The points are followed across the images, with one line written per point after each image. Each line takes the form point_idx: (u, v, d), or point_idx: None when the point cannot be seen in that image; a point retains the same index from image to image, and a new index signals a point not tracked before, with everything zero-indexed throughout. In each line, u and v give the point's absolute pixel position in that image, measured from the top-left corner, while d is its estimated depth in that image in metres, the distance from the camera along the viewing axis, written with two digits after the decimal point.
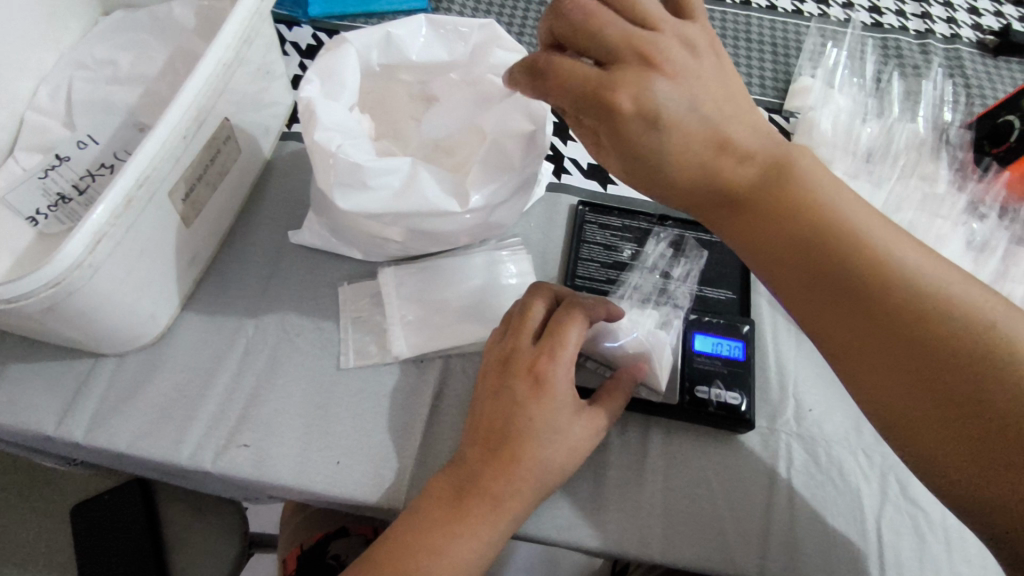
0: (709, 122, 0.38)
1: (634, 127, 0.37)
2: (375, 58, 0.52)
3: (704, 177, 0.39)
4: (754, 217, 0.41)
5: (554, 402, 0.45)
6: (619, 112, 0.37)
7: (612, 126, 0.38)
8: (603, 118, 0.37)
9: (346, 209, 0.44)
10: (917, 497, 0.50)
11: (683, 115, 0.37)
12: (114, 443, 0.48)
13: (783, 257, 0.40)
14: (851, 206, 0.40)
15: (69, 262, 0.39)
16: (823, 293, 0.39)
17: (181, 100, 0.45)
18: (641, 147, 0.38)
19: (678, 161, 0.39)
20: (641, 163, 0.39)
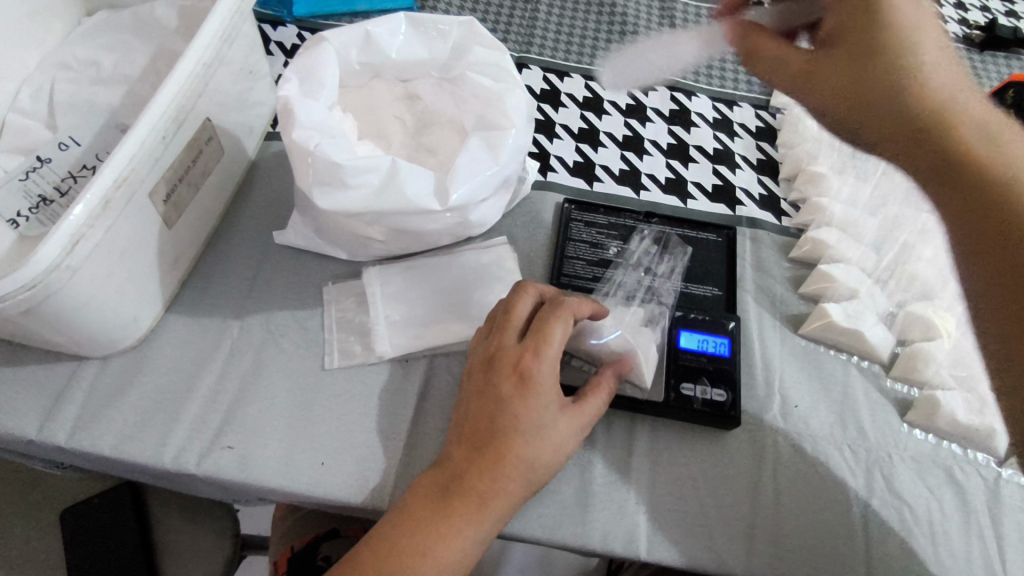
0: (900, 38, 0.39)
1: (880, 48, 0.40)
2: (354, 56, 0.53)
3: (918, 109, 0.38)
4: (951, 157, 0.37)
5: (540, 399, 0.45)
6: (899, 41, 0.39)
7: (857, 52, 0.41)
8: (855, 44, 0.41)
9: (324, 208, 0.44)
10: (902, 491, 0.50)
11: (887, 24, 0.40)
12: (97, 446, 0.48)
13: (962, 205, 0.36)
14: (985, 115, 0.37)
15: (47, 264, 0.39)
16: (985, 233, 0.35)
17: (160, 101, 0.46)
18: (887, 72, 0.39)
19: (922, 89, 0.38)
20: (856, 89, 0.41)
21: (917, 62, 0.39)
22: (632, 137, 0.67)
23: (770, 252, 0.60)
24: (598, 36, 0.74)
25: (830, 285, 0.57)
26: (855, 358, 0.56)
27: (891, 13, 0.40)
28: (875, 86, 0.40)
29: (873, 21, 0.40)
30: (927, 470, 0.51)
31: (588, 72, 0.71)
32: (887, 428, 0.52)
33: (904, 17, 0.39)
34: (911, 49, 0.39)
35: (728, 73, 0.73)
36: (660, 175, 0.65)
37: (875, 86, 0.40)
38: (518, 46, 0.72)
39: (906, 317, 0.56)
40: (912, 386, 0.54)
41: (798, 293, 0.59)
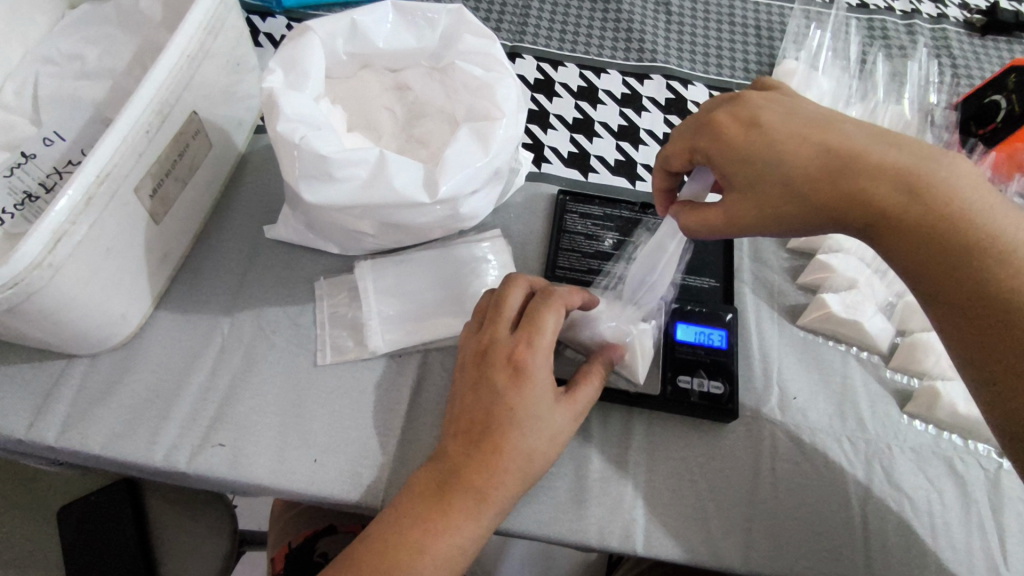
0: (796, 148, 0.42)
1: (770, 175, 0.43)
2: (341, 47, 0.52)
3: (827, 201, 0.42)
4: (879, 230, 0.42)
5: (535, 390, 0.45)
6: (786, 161, 0.42)
7: (757, 182, 0.43)
8: (750, 178, 0.44)
9: (311, 201, 0.44)
10: (902, 483, 0.49)
11: (770, 142, 0.43)
12: (86, 446, 0.47)
13: (909, 264, 0.41)
14: (910, 164, 0.41)
15: (28, 261, 0.39)
16: (937, 288, 0.40)
17: (143, 94, 0.45)
18: (789, 192, 0.43)
19: (823, 188, 0.42)
20: (770, 211, 0.44)
21: (806, 171, 0.42)
22: (627, 127, 0.66)
23: (767, 242, 0.60)
24: (592, 24, 0.73)
25: (829, 275, 0.56)
26: (854, 349, 0.55)
27: (752, 148, 0.43)
28: (783, 207, 0.43)
29: (748, 163, 0.44)
30: (927, 461, 0.50)
31: (582, 61, 0.70)
32: (886, 419, 0.52)
33: (767, 151, 0.43)
34: (792, 167, 0.42)
35: (724, 61, 0.71)
36: None
37: (784, 205, 0.43)
38: (511, 36, 0.71)
39: (905, 308, 0.56)
40: (912, 376, 0.54)
41: (796, 284, 0.58)
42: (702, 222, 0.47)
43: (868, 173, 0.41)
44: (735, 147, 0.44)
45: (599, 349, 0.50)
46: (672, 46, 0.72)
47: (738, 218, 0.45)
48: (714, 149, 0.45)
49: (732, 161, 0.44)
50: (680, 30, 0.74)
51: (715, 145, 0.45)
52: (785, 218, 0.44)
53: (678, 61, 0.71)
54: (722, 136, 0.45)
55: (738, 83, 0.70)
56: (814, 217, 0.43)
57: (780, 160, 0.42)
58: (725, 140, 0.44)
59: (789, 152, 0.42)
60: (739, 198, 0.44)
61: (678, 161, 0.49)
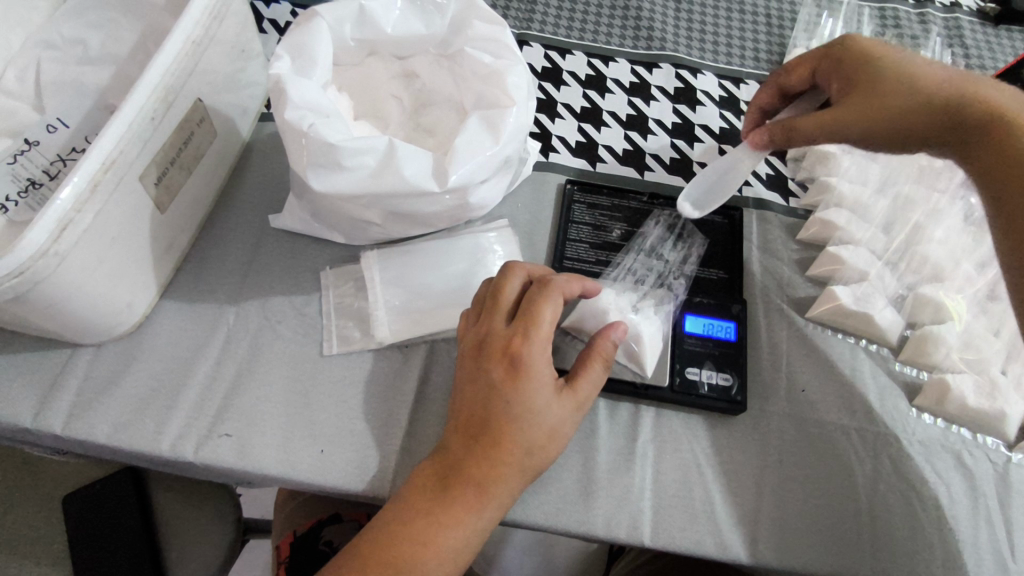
0: (923, 63, 0.46)
1: (894, 72, 0.46)
2: (348, 32, 0.51)
3: (934, 99, 0.44)
4: (973, 134, 0.42)
5: (534, 382, 0.44)
6: (913, 67, 0.46)
7: (876, 77, 0.47)
8: (875, 72, 0.47)
9: (319, 189, 0.43)
10: (912, 477, 0.49)
11: (899, 57, 0.47)
12: (92, 435, 0.47)
13: (993, 173, 0.40)
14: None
15: (33, 249, 0.38)
16: (1014, 193, 0.39)
17: (147, 80, 0.44)
18: (904, 86, 0.45)
19: (935, 85, 0.44)
20: (874, 102, 0.46)
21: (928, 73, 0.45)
22: (635, 117, 0.65)
23: (777, 234, 0.59)
24: (601, 12, 0.72)
25: (839, 267, 0.56)
26: (863, 341, 0.55)
27: (883, 57, 0.47)
28: (891, 99, 0.45)
29: (874, 60, 0.47)
30: (934, 454, 0.50)
31: (590, 49, 0.69)
32: (895, 412, 0.52)
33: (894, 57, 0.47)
34: (915, 70, 0.46)
35: (734, 50, 0.70)
36: (665, 156, 0.63)
37: (893, 96, 0.45)
38: (518, 23, 0.70)
39: (916, 300, 0.55)
40: (921, 369, 0.53)
41: (806, 276, 0.57)
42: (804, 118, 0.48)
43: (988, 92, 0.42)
44: (867, 51, 0.48)
45: (600, 331, 0.49)
46: (681, 35, 0.71)
47: (840, 109, 0.47)
48: (849, 48, 0.49)
49: (855, 65, 0.48)
50: (689, 18, 0.73)
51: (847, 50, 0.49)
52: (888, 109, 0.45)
53: (687, 50, 0.70)
54: (853, 45, 0.49)
55: (747, 72, 0.69)
56: (922, 121, 0.44)
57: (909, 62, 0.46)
58: (858, 45, 0.49)
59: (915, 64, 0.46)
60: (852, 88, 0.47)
61: (800, 76, 0.53)
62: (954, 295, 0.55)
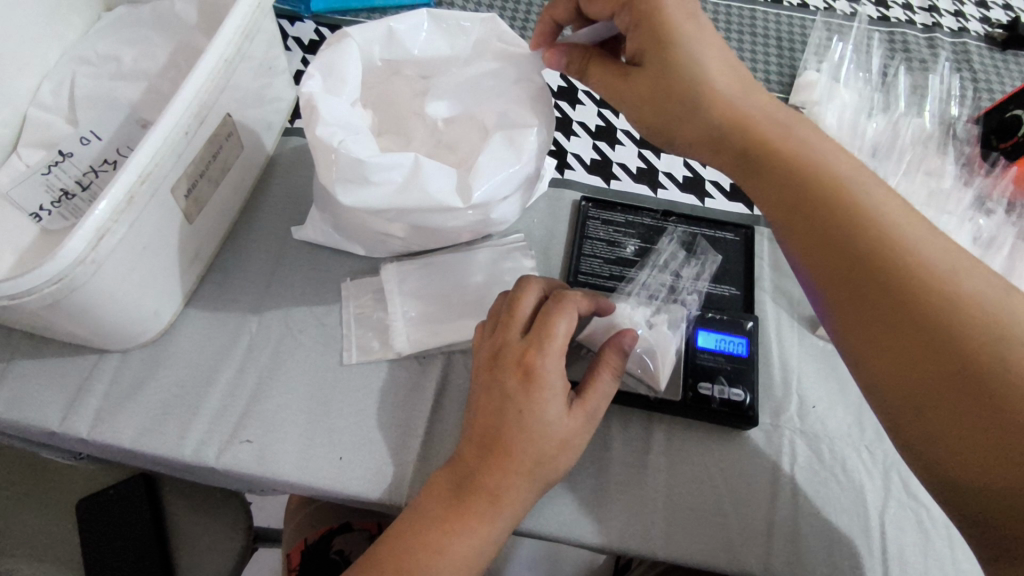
0: (781, 133, 0.45)
1: (693, 73, 0.46)
2: (376, 53, 0.53)
3: (790, 175, 0.43)
4: (755, 168, 0.45)
5: (547, 394, 0.45)
6: (756, 129, 0.45)
7: (661, 68, 0.46)
8: (660, 56, 0.46)
9: (347, 204, 0.44)
10: (922, 494, 0.50)
11: (752, 118, 0.45)
12: (117, 439, 0.48)
13: (828, 264, 0.41)
14: (803, 171, 0.43)
15: (72, 257, 0.40)
16: (817, 228, 0.42)
17: (182, 97, 0.46)
18: (696, 102, 0.46)
19: (715, 115, 0.46)
20: (666, 109, 0.47)
21: (713, 88, 0.46)
22: None
23: None
24: None
25: None
26: None
27: (742, 116, 0.45)
28: (683, 100, 0.46)
29: (669, 65, 0.46)
30: None
31: None
32: None
33: (693, 58, 0.45)
34: (762, 139, 0.45)
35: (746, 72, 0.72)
36: (678, 174, 0.64)
37: (678, 105, 0.47)
38: None
39: None
40: None
41: None
42: (605, 77, 0.50)
43: (785, 135, 0.45)
44: (668, 27, 0.45)
45: (609, 340, 0.50)
46: None
47: (634, 92, 0.48)
48: (648, 16, 0.46)
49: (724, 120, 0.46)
50: None
51: (649, 17, 0.46)
52: (670, 109, 0.47)
53: None
54: (712, 92, 0.46)
55: None
56: (763, 174, 0.45)
57: (699, 72, 0.45)
58: (707, 96, 0.46)
59: (715, 79, 0.46)
60: (649, 74, 0.47)
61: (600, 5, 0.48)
62: None
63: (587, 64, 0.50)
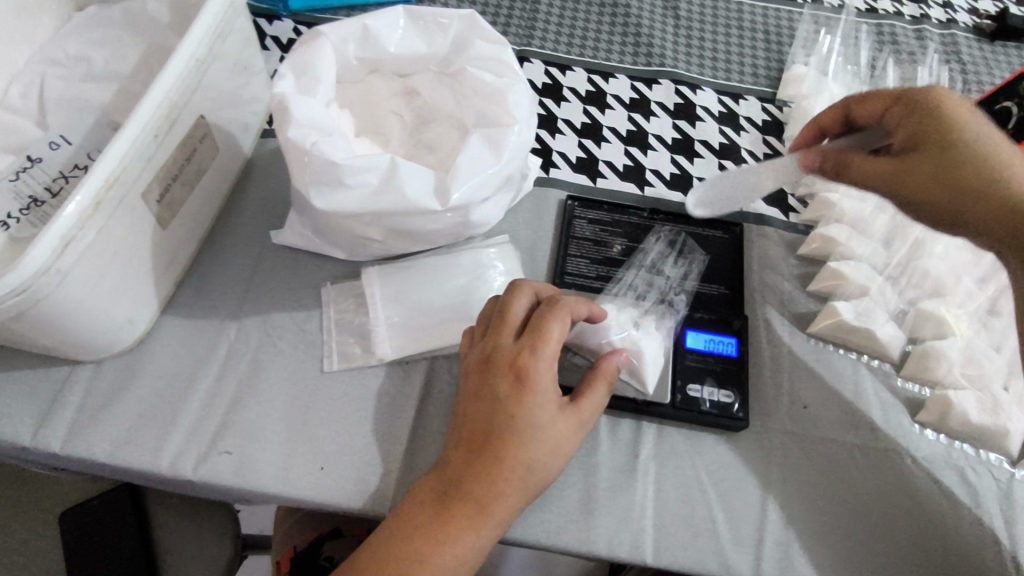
0: (1006, 165, 0.43)
1: (980, 150, 0.43)
2: (352, 52, 0.52)
3: (991, 204, 0.42)
4: (955, 187, 0.43)
5: (539, 398, 0.44)
6: (979, 151, 0.43)
7: (937, 148, 0.44)
8: (939, 135, 0.45)
9: (321, 208, 0.43)
10: (915, 495, 0.49)
11: (991, 151, 0.43)
12: (90, 453, 0.47)
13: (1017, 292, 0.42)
14: (992, 200, 0.42)
15: (35, 268, 0.38)
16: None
17: (150, 99, 0.44)
18: (985, 178, 0.43)
19: (1001, 189, 0.42)
20: (945, 162, 0.44)
21: (997, 166, 0.43)
22: (635, 132, 0.65)
23: (776, 250, 0.59)
24: (601, 27, 0.73)
25: (840, 283, 0.56)
26: (865, 357, 0.54)
27: (962, 136, 0.44)
28: (951, 175, 0.43)
29: (933, 105, 0.46)
30: (938, 472, 0.50)
31: (590, 66, 0.70)
32: (897, 429, 0.51)
33: (966, 102, 0.46)
34: (985, 158, 0.43)
35: (733, 66, 0.71)
36: (665, 171, 0.63)
37: (960, 162, 0.43)
38: (518, 40, 0.71)
39: (917, 316, 0.55)
40: (923, 385, 0.53)
41: (807, 292, 0.57)
42: (862, 162, 0.48)
43: (989, 159, 0.43)
44: (951, 117, 0.45)
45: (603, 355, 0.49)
46: (680, 51, 0.72)
47: (882, 169, 0.47)
48: (925, 103, 0.46)
49: (948, 137, 0.44)
50: (688, 34, 0.74)
51: (933, 106, 0.46)
52: (944, 184, 0.44)
53: (686, 65, 0.71)
54: (942, 105, 0.46)
55: (745, 88, 0.69)
56: (962, 202, 0.43)
57: (957, 117, 0.45)
58: (939, 107, 0.45)
59: (1004, 157, 0.43)
60: (919, 155, 0.45)
61: (875, 105, 0.49)
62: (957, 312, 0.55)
63: (845, 158, 0.49)
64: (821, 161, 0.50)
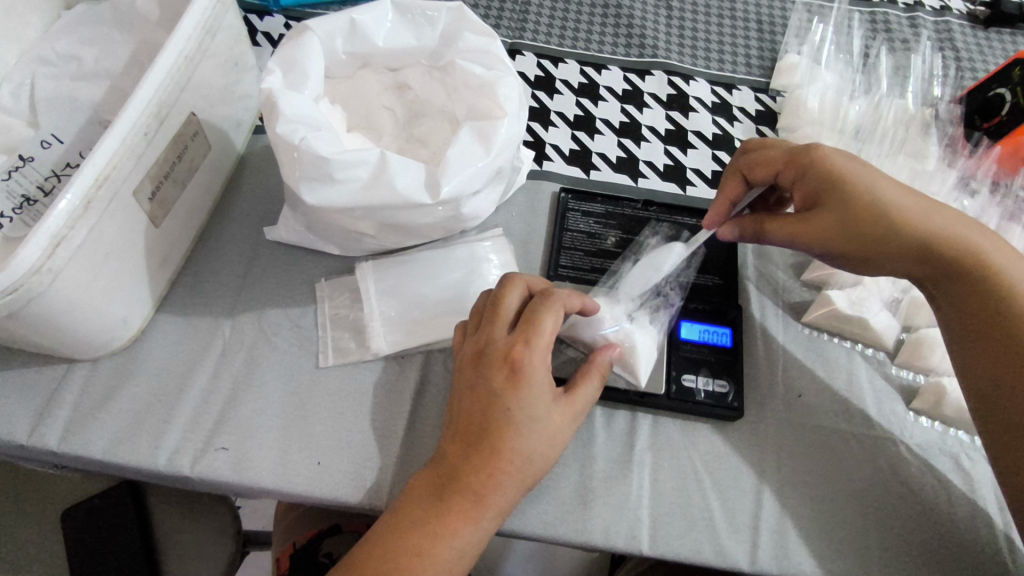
0: (912, 203, 0.44)
1: (875, 197, 0.44)
2: (341, 46, 0.51)
3: (914, 247, 0.44)
4: (877, 241, 0.44)
5: (533, 390, 0.44)
6: (883, 197, 0.44)
7: (846, 207, 0.45)
8: (840, 194, 0.45)
9: (312, 203, 0.43)
10: (910, 481, 0.49)
11: (890, 195, 0.44)
12: (87, 450, 0.47)
13: (962, 324, 0.44)
14: (911, 244, 0.44)
15: (27, 267, 0.38)
16: (983, 330, 0.43)
17: (139, 97, 0.44)
18: (893, 228, 0.44)
19: (912, 236, 0.44)
20: (868, 217, 0.44)
21: (896, 209, 0.44)
22: (628, 124, 0.65)
23: None
24: (593, 18, 0.73)
25: (834, 271, 0.55)
26: (860, 346, 0.55)
27: (860, 189, 0.44)
28: (873, 231, 0.44)
29: (821, 166, 0.46)
30: (933, 458, 0.50)
31: (583, 58, 0.69)
32: (892, 416, 0.52)
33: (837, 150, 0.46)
34: (892, 208, 0.44)
35: (725, 57, 0.71)
36: (659, 162, 0.63)
37: (871, 232, 0.44)
38: (510, 33, 0.71)
39: (911, 304, 0.55)
40: (917, 372, 0.53)
41: (801, 281, 0.57)
42: (777, 225, 0.48)
43: (889, 206, 0.44)
44: (839, 172, 0.45)
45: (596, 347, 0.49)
46: (673, 42, 0.72)
47: (810, 231, 0.46)
48: (815, 163, 0.46)
49: (851, 196, 0.44)
50: (680, 25, 0.73)
51: (815, 166, 0.46)
52: (867, 241, 0.45)
53: (678, 56, 0.70)
54: (830, 162, 0.46)
55: (739, 78, 0.69)
56: (888, 250, 0.45)
57: (852, 176, 0.45)
58: (831, 164, 0.45)
59: (902, 199, 0.44)
60: (829, 218, 0.45)
61: (764, 169, 0.49)
62: None
63: (762, 224, 0.49)
64: (740, 228, 0.51)
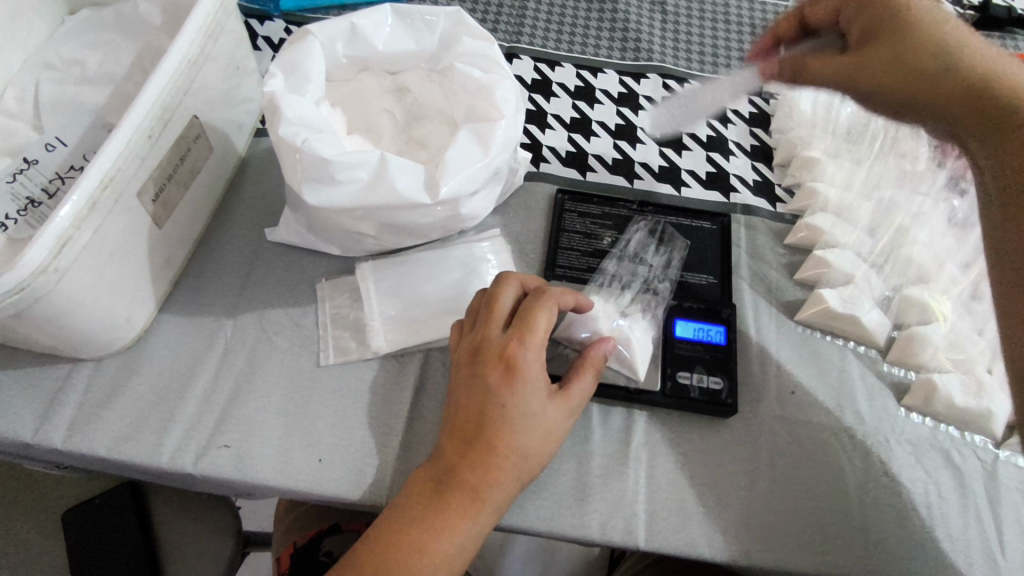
0: (985, 74, 0.39)
1: (932, 46, 0.41)
2: (341, 51, 0.52)
3: (964, 61, 0.39)
4: (924, 63, 0.41)
5: (528, 386, 0.45)
6: (956, 36, 0.41)
7: (902, 40, 0.42)
8: (898, 25, 0.43)
9: (313, 203, 0.44)
10: (901, 476, 0.50)
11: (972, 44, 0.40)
12: (91, 448, 0.48)
13: (982, 117, 0.38)
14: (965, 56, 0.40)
15: (33, 266, 0.39)
16: (1018, 227, 0.35)
17: (143, 100, 0.45)
18: (944, 64, 0.40)
19: (965, 86, 0.39)
20: (908, 67, 0.41)
21: (955, 53, 0.40)
22: (624, 126, 0.66)
23: (764, 240, 0.60)
24: (589, 22, 0.74)
25: (826, 271, 0.57)
26: (852, 344, 0.55)
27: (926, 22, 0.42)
28: (925, 50, 0.41)
29: (899, 15, 0.43)
30: (923, 453, 0.51)
31: (579, 61, 0.70)
32: (883, 413, 0.52)
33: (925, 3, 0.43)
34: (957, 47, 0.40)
35: (719, 60, 0.72)
36: (654, 164, 0.64)
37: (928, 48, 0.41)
38: (508, 37, 0.72)
39: (903, 301, 0.56)
40: (909, 370, 0.54)
41: (794, 280, 0.58)
42: (825, 64, 0.46)
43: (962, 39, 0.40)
44: (908, 12, 0.43)
45: (590, 343, 0.50)
46: (668, 46, 0.73)
47: (860, 63, 0.44)
48: None
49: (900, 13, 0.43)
50: (675, 29, 0.74)
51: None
52: (918, 64, 0.41)
53: (673, 60, 0.72)
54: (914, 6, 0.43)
55: None
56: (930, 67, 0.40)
57: (927, 12, 0.42)
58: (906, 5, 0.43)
59: (977, 48, 0.40)
60: (878, 31, 0.44)
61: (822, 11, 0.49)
62: (942, 297, 0.55)
63: (805, 63, 0.48)
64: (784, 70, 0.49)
